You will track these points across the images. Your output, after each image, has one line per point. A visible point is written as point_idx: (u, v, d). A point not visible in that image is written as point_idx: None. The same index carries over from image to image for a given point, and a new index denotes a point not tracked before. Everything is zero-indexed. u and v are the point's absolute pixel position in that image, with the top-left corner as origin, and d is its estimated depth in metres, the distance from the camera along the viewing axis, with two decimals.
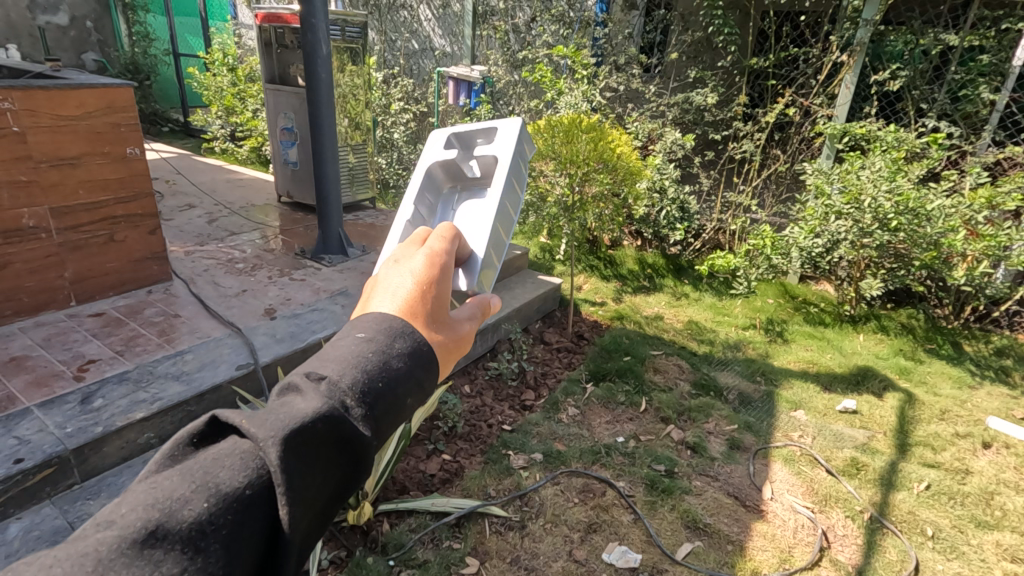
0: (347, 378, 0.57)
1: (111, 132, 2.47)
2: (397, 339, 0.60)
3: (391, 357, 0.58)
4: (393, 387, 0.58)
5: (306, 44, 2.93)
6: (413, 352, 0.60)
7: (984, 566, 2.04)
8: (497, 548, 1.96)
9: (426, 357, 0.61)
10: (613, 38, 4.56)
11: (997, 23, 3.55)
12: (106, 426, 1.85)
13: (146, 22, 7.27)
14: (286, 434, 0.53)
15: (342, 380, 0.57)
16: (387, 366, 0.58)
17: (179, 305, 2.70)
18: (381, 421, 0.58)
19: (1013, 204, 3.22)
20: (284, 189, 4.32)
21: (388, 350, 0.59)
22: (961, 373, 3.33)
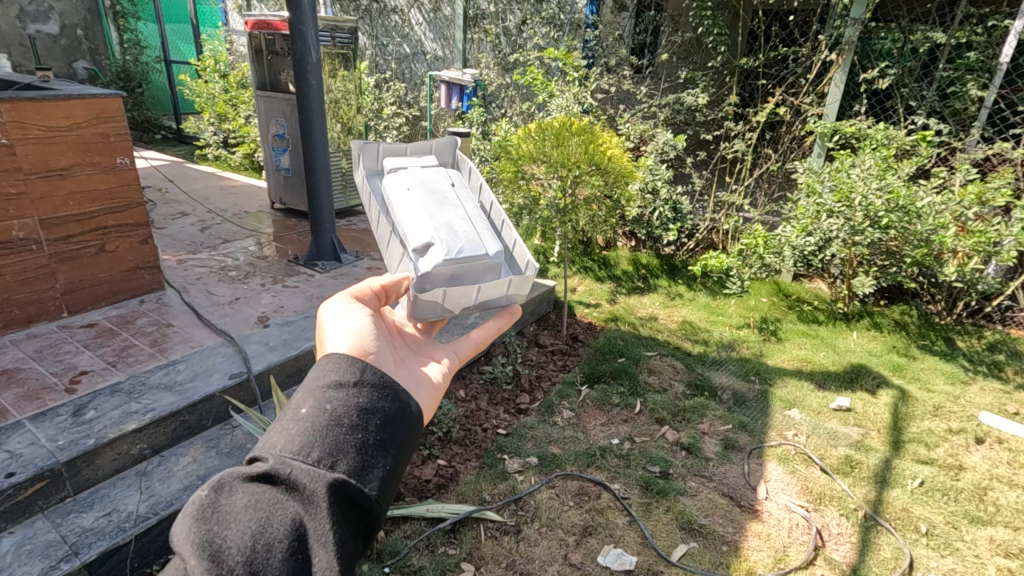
0: (260, 443, 0.74)
1: (100, 142, 2.46)
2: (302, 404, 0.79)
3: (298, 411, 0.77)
4: (303, 418, 0.75)
5: (297, 51, 2.92)
6: (316, 386, 0.79)
7: (977, 562, 2.05)
8: (493, 553, 1.95)
9: (323, 388, 0.79)
10: (603, 40, 4.58)
11: (984, 21, 3.57)
12: (98, 438, 1.85)
13: (137, 29, 7.33)
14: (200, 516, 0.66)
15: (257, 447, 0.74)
16: (293, 408, 0.76)
17: (171, 314, 2.69)
18: (310, 446, 0.72)
19: (1002, 199, 3.23)
20: (277, 195, 4.31)
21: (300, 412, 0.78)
22: (953, 369, 3.35)
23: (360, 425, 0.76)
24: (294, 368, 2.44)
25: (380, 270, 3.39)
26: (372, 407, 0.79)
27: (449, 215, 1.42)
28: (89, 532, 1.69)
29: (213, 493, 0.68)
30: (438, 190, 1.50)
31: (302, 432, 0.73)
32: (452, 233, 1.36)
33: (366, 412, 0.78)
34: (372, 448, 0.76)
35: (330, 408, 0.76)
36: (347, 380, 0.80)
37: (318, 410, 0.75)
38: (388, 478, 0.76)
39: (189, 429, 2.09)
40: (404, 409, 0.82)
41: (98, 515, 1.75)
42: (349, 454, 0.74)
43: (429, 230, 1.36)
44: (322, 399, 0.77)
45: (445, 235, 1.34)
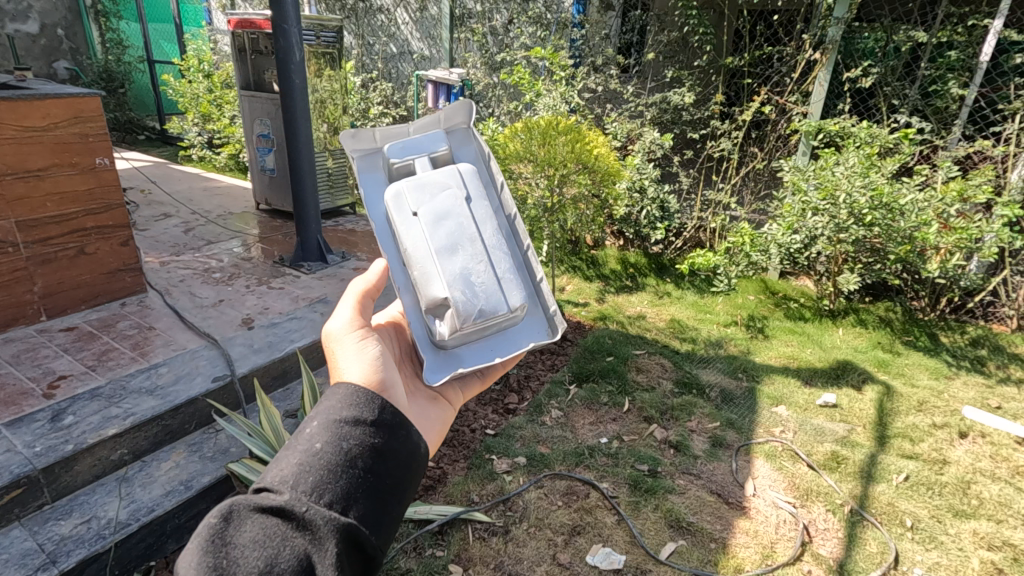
0: (270, 474, 0.73)
1: (78, 142, 2.42)
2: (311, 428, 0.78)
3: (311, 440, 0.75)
4: (319, 452, 0.74)
5: (280, 50, 2.89)
6: (332, 420, 0.78)
7: (961, 555, 2.07)
8: (481, 554, 1.94)
9: (340, 421, 0.78)
10: (590, 40, 4.60)
11: (964, 20, 3.62)
12: (77, 444, 1.81)
13: (119, 28, 7.25)
14: (208, 544, 0.67)
15: (267, 478, 0.73)
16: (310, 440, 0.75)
17: (153, 317, 2.65)
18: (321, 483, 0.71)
19: (983, 196, 3.28)
20: (262, 196, 4.27)
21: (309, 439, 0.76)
22: (937, 364, 3.38)
23: (372, 468, 0.75)
24: (278, 371, 2.41)
25: (366, 270, 3.36)
26: (386, 448, 0.78)
27: (465, 254, 1.19)
28: (68, 540, 1.65)
29: (225, 522, 0.69)
30: (452, 210, 1.20)
31: (316, 469, 0.72)
32: (467, 287, 1.16)
33: (378, 454, 0.77)
34: (380, 491, 0.75)
35: (345, 446, 0.75)
36: (363, 417, 0.79)
37: (333, 446, 0.74)
38: (393, 524, 0.75)
39: (171, 433, 2.06)
40: (414, 452, 0.81)
41: (77, 523, 1.71)
42: (359, 500, 0.73)
43: (440, 284, 1.15)
44: (338, 435, 0.76)
45: (460, 295, 1.15)
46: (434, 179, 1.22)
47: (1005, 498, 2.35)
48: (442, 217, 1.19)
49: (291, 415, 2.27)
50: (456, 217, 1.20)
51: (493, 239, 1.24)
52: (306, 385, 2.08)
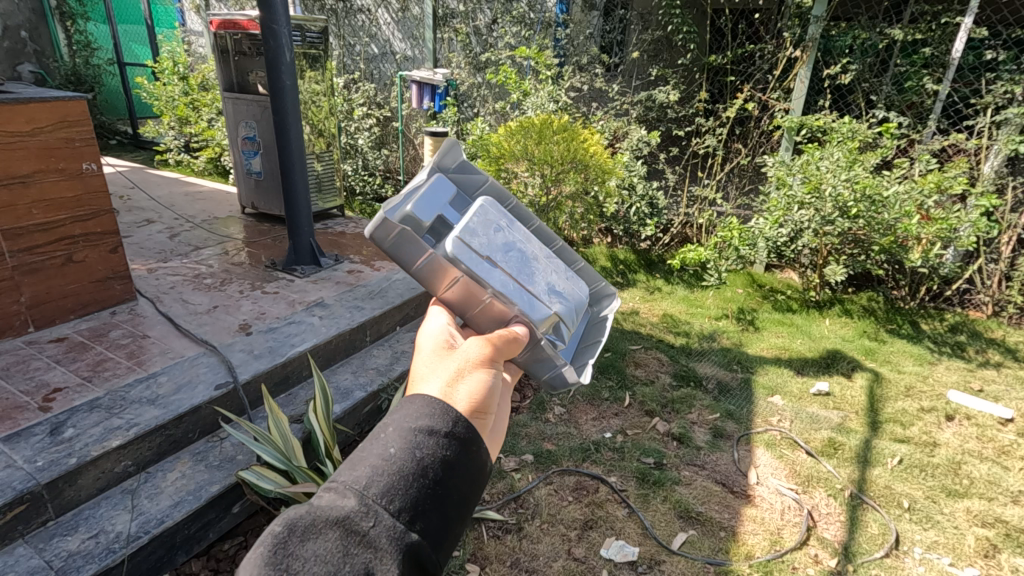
0: (340, 475, 0.66)
1: (64, 147, 2.35)
2: (389, 427, 0.72)
3: (393, 440, 0.69)
4: (401, 458, 0.67)
5: (269, 50, 2.85)
6: (402, 431, 0.71)
7: (957, 533, 2.15)
8: (496, 552, 1.95)
9: (419, 426, 0.71)
10: (574, 40, 4.68)
11: (937, 18, 3.76)
12: (80, 457, 1.76)
13: (87, 30, 7.03)
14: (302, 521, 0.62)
15: (350, 471, 0.67)
16: (385, 449, 0.68)
17: (146, 326, 2.59)
18: (402, 489, 0.65)
19: (960, 187, 3.39)
20: (248, 200, 4.20)
21: (391, 437, 0.70)
22: (921, 351, 3.50)
23: (443, 480, 0.67)
24: (281, 376, 2.38)
25: (360, 272, 3.33)
26: (457, 463, 0.70)
27: (542, 274, 1.13)
28: (76, 556, 1.60)
29: (289, 531, 0.60)
30: (503, 238, 1.11)
31: (392, 472, 0.66)
32: (569, 305, 1.13)
33: (451, 467, 0.69)
34: (449, 509, 0.67)
35: (417, 454, 0.67)
36: (438, 428, 0.70)
37: (407, 452, 0.67)
38: (454, 540, 0.68)
39: (175, 443, 2.01)
40: (482, 470, 0.73)
41: (84, 538, 1.66)
42: (429, 514, 0.66)
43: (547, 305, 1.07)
44: (406, 447, 0.68)
45: (563, 309, 1.11)
46: (479, 224, 1.08)
47: (994, 477, 2.44)
48: (504, 248, 1.09)
49: (296, 420, 2.25)
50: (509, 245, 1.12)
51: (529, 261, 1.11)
52: (316, 389, 2.07)
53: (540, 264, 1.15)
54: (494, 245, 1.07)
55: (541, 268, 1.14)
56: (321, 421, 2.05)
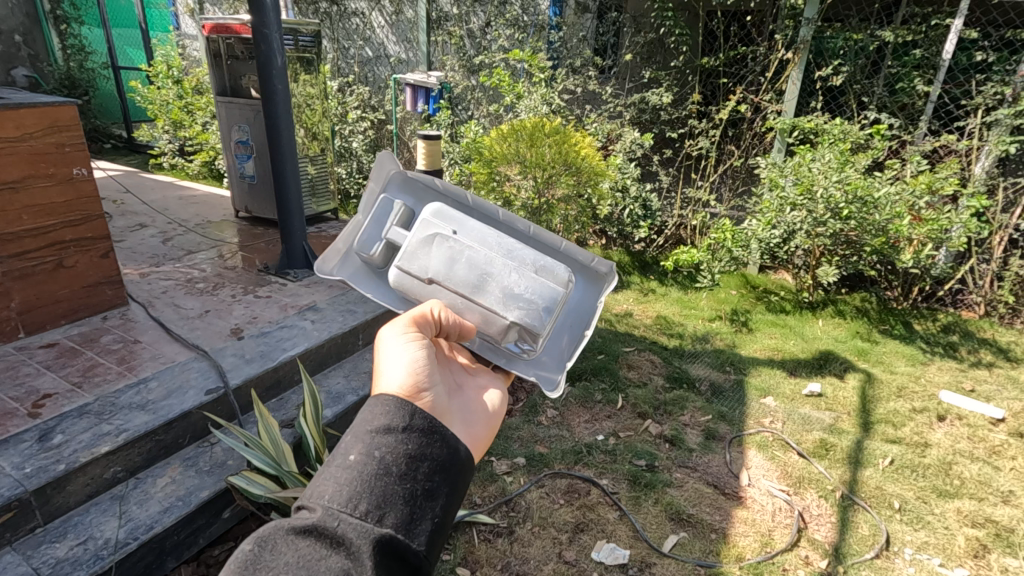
0: (309, 488, 0.75)
1: (54, 152, 2.34)
2: (345, 438, 0.79)
3: (351, 452, 0.76)
4: (363, 466, 0.75)
5: (261, 55, 2.85)
6: (358, 441, 0.78)
7: (947, 534, 2.15)
8: (487, 556, 1.95)
9: (375, 435, 0.79)
10: (568, 42, 4.69)
11: (927, 20, 3.77)
12: (69, 463, 1.75)
13: (81, 34, 7.01)
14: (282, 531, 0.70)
15: (316, 486, 0.74)
16: (344, 459, 0.76)
17: (138, 331, 2.58)
18: (367, 492, 0.73)
19: (950, 188, 3.41)
20: (241, 204, 4.19)
21: (348, 447, 0.77)
22: (913, 351, 3.51)
23: (408, 474, 0.77)
24: (272, 381, 2.38)
25: None
26: (420, 454, 0.79)
27: (499, 279, 1.11)
28: (64, 562, 1.60)
29: (261, 547, 0.68)
30: (450, 249, 1.12)
31: (352, 480, 0.74)
32: (532, 308, 1.10)
33: (414, 459, 0.78)
34: (419, 500, 0.76)
35: (377, 454, 0.76)
36: (395, 425, 0.80)
37: (366, 457, 0.76)
38: (435, 531, 0.77)
39: (164, 448, 2.01)
40: (444, 461, 0.82)
41: (72, 544, 1.66)
42: (399, 506, 0.74)
43: (500, 315, 1.09)
44: (365, 456, 0.76)
45: (522, 316, 1.09)
46: (420, 244, 1.13)
47: (985, 477, 2.45)
48: (449, 262, 1.11)
49: (287, 424, 2.25)
50: (458, 253, 1.13)
51: (490, 265, 1.11)
52: (306, 394, 2.07)
53: (498, 264, 1.12)
54: (438, 261, 1.11)
55: (499, 271, 1.11)
56: (311, 427, 2.04)
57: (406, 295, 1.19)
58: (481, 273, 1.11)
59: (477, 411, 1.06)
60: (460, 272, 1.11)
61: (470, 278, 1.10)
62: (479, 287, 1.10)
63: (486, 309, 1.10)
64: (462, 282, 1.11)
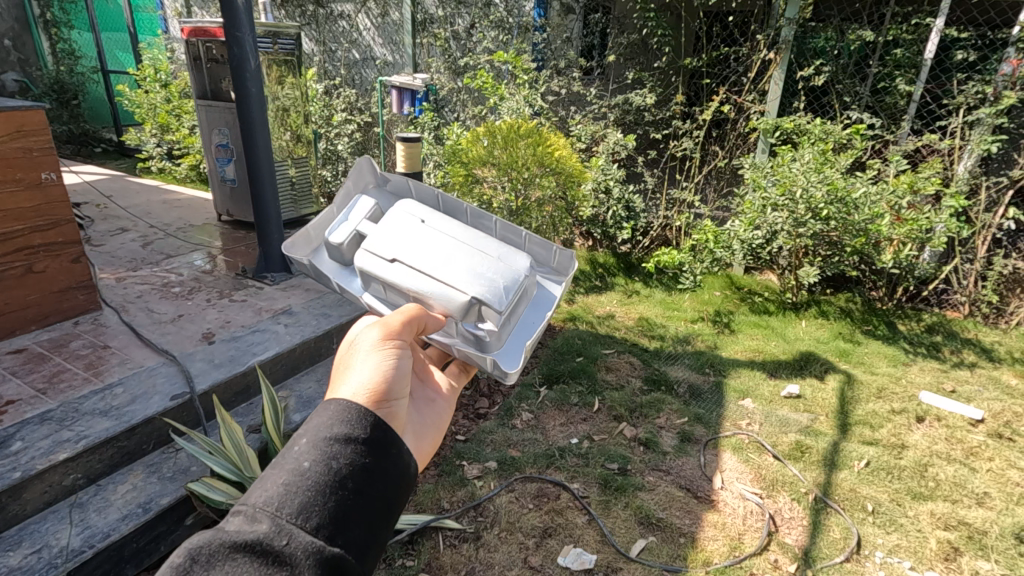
0: (249, 497, 0.67)
1: (23, 157, 2.33)
2: (296, 443, 0.71)
3: (305, 460, 0.68)
4: (318, 476, 0.67)
5: (233, 58, 2.84)
6: (315, 447, 0.70)
7: (919, 536, 2.14)
8: (452, 562, 1.93)
9: (334, 442, 0.71)
10: (552, 43, 4.67)
11: (908, 19, 3.77)
12: (25, 471, 1.74)
13: (71, 38, 7.01)
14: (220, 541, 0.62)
15: (261, 496, 0.66)
16: (299, 466, 0.68)
17: (108, 336, 2.57)
18: (318, 508, 0.66)
19: (932, 188, 3.38)
20: (223, 208, 4.18)
21: (302, 453, 0.69)
22: (895, 351, 3.50)
23: (363, 489, 0.70)
24: (240, 386, 2.37)
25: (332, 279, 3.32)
26: (378, 469, 0.72)
27: (463, 259, 1.08)
28: (16, 571, 1.58)
29: (192, 560, 0.60)
30: (418, 234, 1.12)
31: (304, 491, 0.66)
32: (494, 286, 1.05)
33: (370, 473, 0.71)
34: (373, 518, 0.70)
35: (332, 466, 0.68)
36: (355, 435, 0.73)
37: (323, 465, 0.68)
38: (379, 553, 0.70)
39: (127, 455, 2.00)
40: (399, 475, 0.75)
41: (26, 553, 1.64)
42: (353, 524, 0.67)
43: (462, 291, 1.03)
44: (322, 464, 0.68)
45: (484, 292, 1.04)
46: (389, 228, 1.13)
47: (961, 479, 2.43)
48: (416, 242, 1.09)
49: (254, 430, 2.23)
50: (426, 235, 1.12)
51: (457, 247, 1.11)
52: (267, 399, 2.06)
53: (464, 248, 1.11)
54: (405, 241, 1.10)
55: (465, 253, 1.09)
56: (272, 432, 2.03)
57: (369, 281, 1.13)
58: (446, 251, 1.08)
59: (429, 420, 1.04)
60: (425, 250, 1.08)
61: (435, 257, 1.07)
62: (442, 263, 1.06)
63: (446, 286, 1.04)
64: (426, 260, 1.07)
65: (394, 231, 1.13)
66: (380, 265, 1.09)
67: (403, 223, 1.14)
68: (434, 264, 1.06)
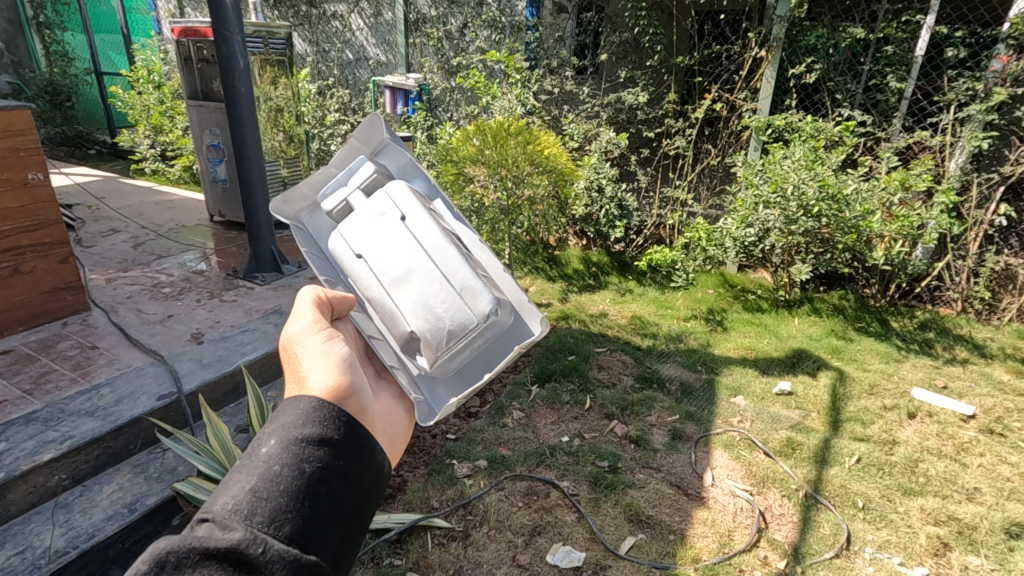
0: (217, 503, 0.62)
1: (8, 157, 2.32)
2: (264, 446, 0.66)
3: (276, 465, 0.64)
4: (291, 482, 0.63)
5: (222, 58, 2.83)
6: (285, 450, 0.66)
7: (909, 532, 2.13)
8: (440, 560, 1.92)
9: (306, 444, 0.67)
10: (544, 42, 4.66)
11: (898, 16, 3.77)
12: (8, 472, 1.72)
13: (64, 40, 7.00)
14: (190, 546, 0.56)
15: (230, 501, 0.62)
16: (271, 471, 0.64)
17: (97, 336, 2.56)
18: (292, 513, 0.62)
19: (923, 184, 3.38)
20: (215, 208, 4.17)
21: (272, 457, 0.65)
22: (887, 348, 3.50)
23: (338, 493, 0.66)
24: (229, 386, 2.36)
25: (323, 279, 3.31)
26: (352, 471, 0.69)
27: (418, 279, 1.06)
28: None
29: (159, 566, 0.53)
30: (394, 235, 1.10)
31: (275, 497, 0.62)
32: (438, 323, 1.03)
33: (344, 476, 0.68)
34: (349, 523, 0.67)
35: (306, 470, 0.65)
36: (329, 436, 0.69)
37: (295, 470, 0.64)
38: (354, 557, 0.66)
39: (113, 455, 1.99)
40: (374, 476, 0.72)
41: (9, 554, 1.63)
42: (329, 531, 0.64)
43: (405, 318, 1.04)
44: (294, 468, 0.64)
45: (423, 323, 1.03)
46: (367, 215, 1.12)
47: (951, 475, 2.43)
48: (384, 248, 1.08)
49: (242, 430, 2.23)
50: (398, 239, 1.09)
51: (422, 262, 1.08)
52: (253, 400, 2.05)
53: (429, 268, 1.07)
54: (376, 243, 1.09)
55: (426, 275, 1.06)
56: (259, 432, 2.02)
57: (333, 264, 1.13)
58: (406, 268, 1.06)
59: (397, 419, 0.99)
60: (390, 259, 1.07)
61: (397, 271, 1.06)
62: (398, 281, 1.06)
63: (392, 309, 1.05)
64: (385, 274, 1.07)
65: (373, 223, 1.11)
66: (345, 259, 1.11)
67: (383, 216, 1.12)
68: (389, 280, 1.06)
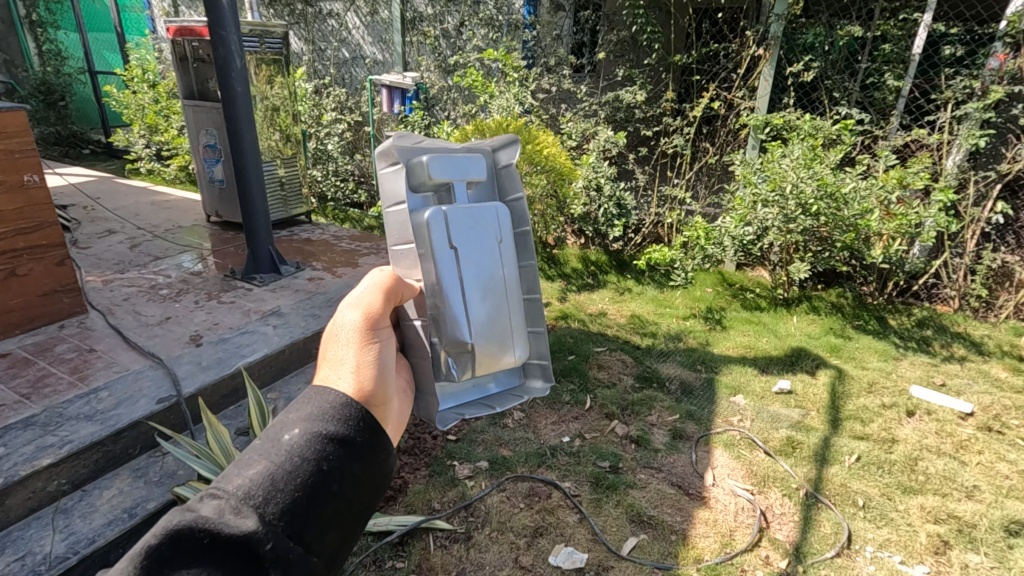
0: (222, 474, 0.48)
1: (3, 159, 2.30)
2: (284, 417, 0.51)
3: (292, 443, 0.49)
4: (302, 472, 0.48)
5: (219, 57, 2.80)
6: (305, 427, 0.50)
7: (909, 530, 2.14)
8: (442, 562, 1.91)
9: (330, 423, 0.50)
10: (542, 41, 4.65)
11: (896, 14, 3.77)
12: (7, 477, 1.71)
13: (57, 39, 6.94)
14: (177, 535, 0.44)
15: (234, 478, 0.47)
16: (281, 452, 0.48)
17: (94, 339, 2.54)
18: (297, 511, 0.47)
19: (921, 183, 3.39)
20: (212, 209, 4.15)
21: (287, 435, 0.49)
22: (886, 346, 3.51)
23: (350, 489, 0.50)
24: (229, 388, 2.35)
25: (321, 280, 3.30)
26: (370, 464, 0.51)
27: (495, 304, 1.12)
28: None
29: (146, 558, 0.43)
30: (490, 255, 1.13)
31: (282, 489, 0.47)
32: (491, 351, 1.13)
33: (360, 470, 0.51)
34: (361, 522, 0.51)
35: (323, 468, 0.48)
36: (353, 416, 0.51)
37: (307, 457, 0.48)
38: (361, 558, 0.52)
39: (113, 460, 1.98)
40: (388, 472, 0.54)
41: (9, 561, 1.62)
42: (332, 533, 0.49)
43: (471, 332, 1.08)
44: (308, 455, 0.48)
45: (484, 346, 1.11)
46: (477, 217, 1.12)
47: (950, 472, 2.44)
48: (477, 262, 1.10)
49: (242, 433, 2.22)
50: (489, 259, 1.13)
51: (502, 290, 1.15)
52: (253, 403, 2.03)
53: (503, 298, 1.15)
54: (473, 251, 1.10)
55: (499, 303, 1.14)
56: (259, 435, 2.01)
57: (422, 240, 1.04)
58: (490, 291, 1.12)
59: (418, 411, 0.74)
60: (480, 274, 1.10)
61: (482, 290, 1.10)
62: (481, 300, 1.09)
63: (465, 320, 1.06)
64: (474, 286, 1.08)
65: (473, 228, 1.11)
66: (440, 247, 1.04)
67: (485, 227, 1.14)
68: (474, 294, 1.08)
